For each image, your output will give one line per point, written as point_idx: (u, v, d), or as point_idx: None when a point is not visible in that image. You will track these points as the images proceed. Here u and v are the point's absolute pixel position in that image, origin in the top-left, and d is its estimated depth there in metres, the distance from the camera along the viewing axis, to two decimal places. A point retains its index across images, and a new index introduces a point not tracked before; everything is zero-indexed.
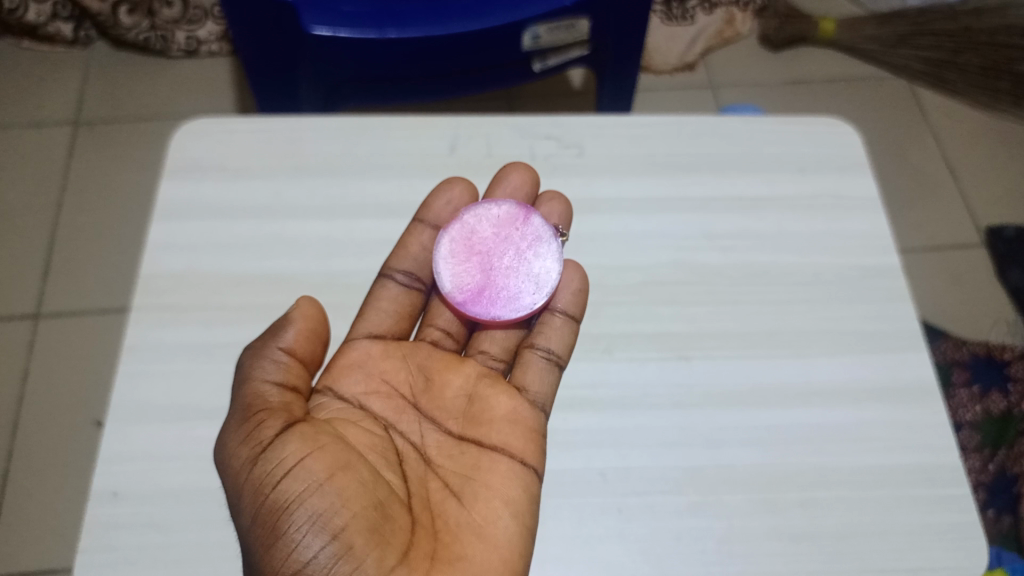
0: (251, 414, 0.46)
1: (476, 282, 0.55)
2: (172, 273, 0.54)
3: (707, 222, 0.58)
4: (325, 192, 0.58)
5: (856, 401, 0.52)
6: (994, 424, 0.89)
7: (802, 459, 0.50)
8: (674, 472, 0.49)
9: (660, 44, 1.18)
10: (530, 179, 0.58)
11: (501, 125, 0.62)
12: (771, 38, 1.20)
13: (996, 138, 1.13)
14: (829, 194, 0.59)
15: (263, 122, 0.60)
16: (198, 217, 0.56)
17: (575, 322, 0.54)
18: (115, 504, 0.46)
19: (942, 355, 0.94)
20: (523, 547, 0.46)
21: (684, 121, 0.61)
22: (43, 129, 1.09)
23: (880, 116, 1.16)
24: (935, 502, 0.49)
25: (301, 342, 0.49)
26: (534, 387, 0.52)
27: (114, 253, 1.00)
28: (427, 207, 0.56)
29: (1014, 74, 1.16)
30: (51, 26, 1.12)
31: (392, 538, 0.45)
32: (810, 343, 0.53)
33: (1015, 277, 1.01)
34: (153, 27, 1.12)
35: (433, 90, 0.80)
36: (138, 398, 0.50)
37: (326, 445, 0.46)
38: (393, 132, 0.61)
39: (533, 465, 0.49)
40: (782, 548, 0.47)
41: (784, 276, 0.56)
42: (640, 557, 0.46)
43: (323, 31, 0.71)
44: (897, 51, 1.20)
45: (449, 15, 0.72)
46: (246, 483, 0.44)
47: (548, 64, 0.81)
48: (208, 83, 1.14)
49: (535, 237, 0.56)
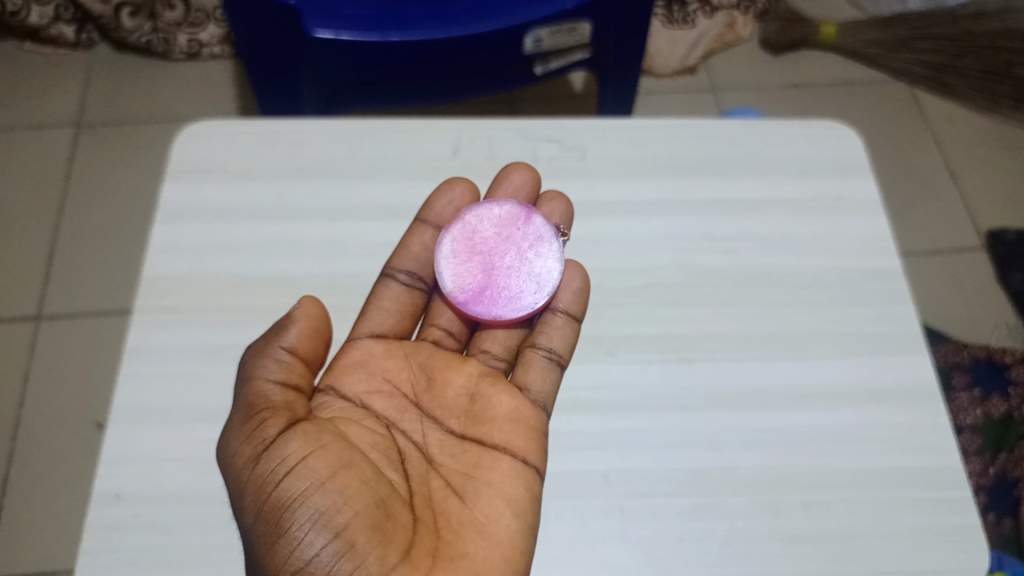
0: (254, 412, 0.46)
1: (477, 282, 0.56)
2: (174, 275, 0.54)
3: (708, 224, 0.58)
4: (327, 194, 0.58)
5: (857, 404, 0.52)
6: (995, 427, 0.89)
7: (803, 461, 0.50)
8: (675, 473, 0.49)
9: (660, 47, 1.18)
10: (531, 179, 0.58)
11: (503, 127, 0.62)
12: (771, 41, 1.21)
13: (996, 141, 1.14)
14: (830, 197, 0.59)
15: (266, 124, 0.61)
16: (201, 219, 0.56)
17: (577, 322, 0.54)
18: (117, 506, 0.47)
19: (943, 358, 0.94)
20: (525, 545, 0.46)
21: (686, 123, 0.62)
22: (46, 130, 1.09)
23: (881, 119, 1.16)
24: (936, 504, 0.49)
25: (304, 341, 0.49)
26: (536, 386, 0.52)
27: (115, 255, 1.00)
28: (428, 207, 0.56)
29: (1013, 78, 1.16)
30: (54, 28, 1.12)
31: (394, 537, 0.45)
32: (812, 345, 0.53)
33: (1016, 281, 1.01)
34: (155, 29, 1.13)
35: (434, 93, 0.81)
36: (140, 400, 0.50)
37: (327, 444, 0.46)
38: (395, 134, 0.61)
39: (535, 464, 0.49)
40: (783, 549, 0.47)
41: (785, 278, 0.56)
42: (642, 559, 0.46)
43: (325, 34, 0.71)
44: (898, 54, 1.20)
45: (452, 17, 0.72)
46: (249, 481, 0.44)
47: (549, 67, 0.81)
48: (210, 84, 1.14)
49: (536, 236, 0.56)
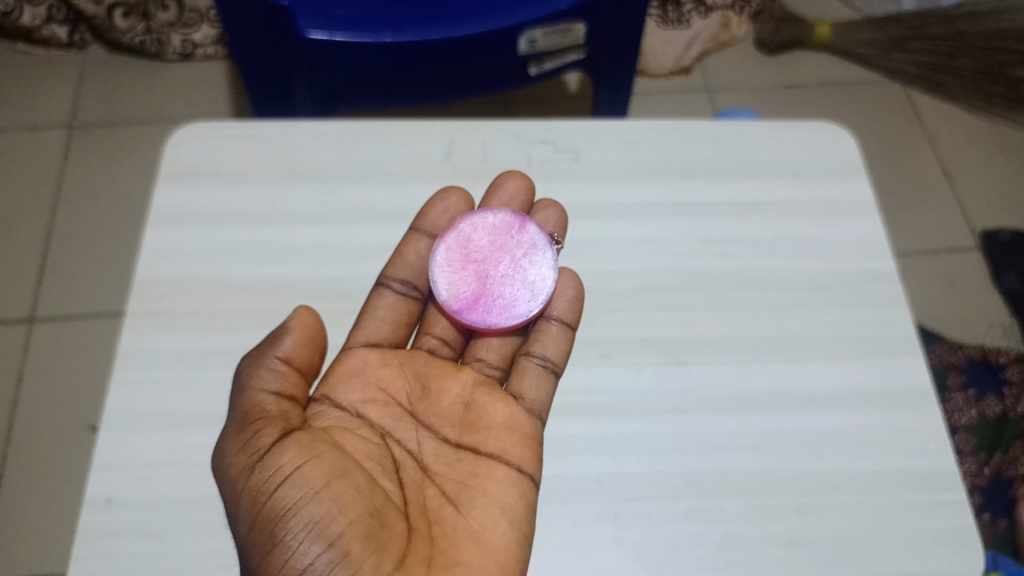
0: (249, 422, 0.46)
1: (472, 290, 0.56)
2: (167, 279, 0.54)
3: (703, 228, 0.58)
4: (320, 199, 0.58)
5: (852, 407, 0.52)
6: (990, 427, 0.89)
7: (799, 463, 0.50)
8: (670, 478, 0.49)
9: (655, 48, 1.18)
10: (525, 187, 0.58)
11: (497, 130, 0.62)
12: (766, 42, 1.21)
13: (990, 141, 1.14)
14: (823, 200, 0.59)
15: (260, 126, 0.60)
16: (194, 223, 0.56)
17: (571, 329, 0.54)
18: (109, 512, 0.46)
19: (938, 359, 0.94)
20: (520, 552, 0.46)
21: (680, 126, 0.61)
22: (38, 132, 1.09)
23: (876, 118, 1.16)
24: (931, 507, 0.49)
25: (299, 351, 0.49)
26: (531, 395, 0.52)
27: (110, 256, 1.00)
28: (423, 215, 0.56)
29: (1008, 77, 1.16)
30: (47, 29, 1.12)
31: (389, 544, 0.45)
32: (806, 348, 0.54)
33: (1010, 281, 1.01)
34: (148, 30, 1.12)
35: (428, 95, 0.80)
36: (133, 406, 0.49)
37: (322, 453, 0.46)
38: (389, 137, 0.60)
39: (530, 471, 0.49)
40: (778, 553, 0.47)
41: (779, 281, 0.56)
42: (636, 564, 0.46)
43: (318, 35, 0.71)
44: (891, 54, 1.20)
45: (445, 18, 0.72)
46: (243, 491, 0.44)
47: (544, 68, 0.81)
48: (205, 85, 1.14)
49: (531, 245, 0.56)
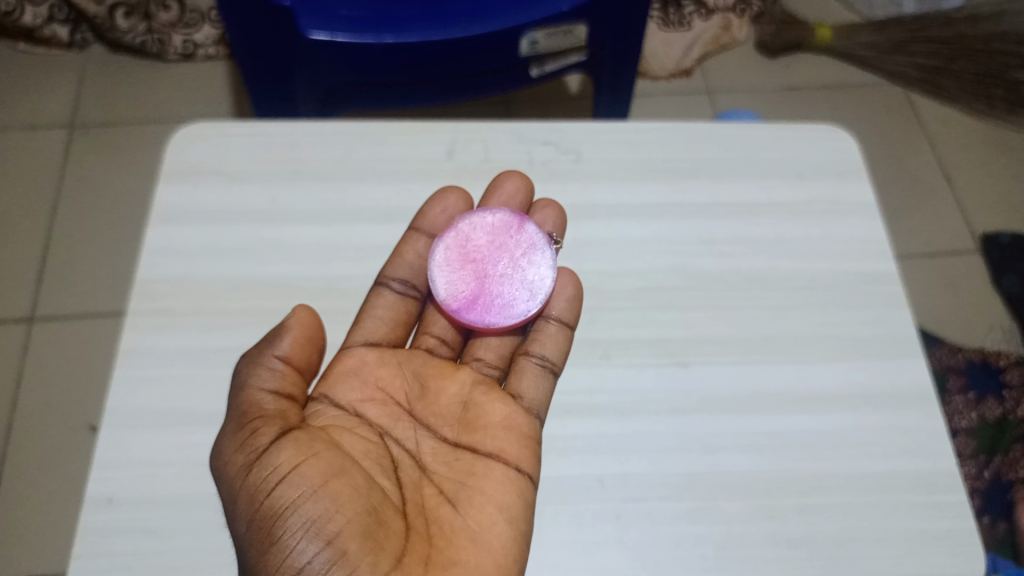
0: (247, 421, 0.46)
1: (470, 289, 0.56)
2: (169, 277, 0.54)
3: (705, 228, 0.58)
4: (322, 198, 0.58)
5: (854, 408, 0.52)
6: (989, 430, 0.89)
7: (800, 465, 0.50)
8: (673, 478, 0.49)
9: (656, 49, 1.18)
10: (525, 187, 0.58)
11: (499, 129, 0.62)
12: (766, 44, 1.21)
13: (990, 144, 1.14)
14: (825, 200, 0.59)
15: (262, 125, 0.60)
16: (196, 221, 0.56)
17: (570, 329, 0.54)
18: (110, 510, 0.46)
19: (938, 361, 0.94)
20: (518, 551, 0.46)
21: (682, 127, 0.62)
22: (38, 131, 1.09)
23: (875, 121, 1.17)
24: (934, 507, 0.49)
25: (297, 350, 0.48)
26: (529, 394, 0.52)
27: (111, 256, 1.00)
28: (422, 215, 0.56)
29: (1008, 80, 1.17)
30: (48, 28, 1.12)
31: (386, 543, 0.44)
32: (808, 348, 0.54)
33: (1010, 284, 1.01)
34: (150, 30, 1.12)
35: (430, 96, 0.80)
36: (135, 404, 0.49)
37: (320, 452, 0.46)
38: (391, 136, 0.60)
39: (528, 471, 0.49)
40: (778, 553, 0.47)
41: (781, 281, 0.56)
42: (638, 564, 0.46)
43: (320, 35, 0.71)
44: (892, 57, 1.21)
45: (447, 19, 0.72)
46: (240, 490, 0.44)
47: (545, 69, 0.82)
48: (207, 85, 1.14)
49: (530, 245, 0.56)
